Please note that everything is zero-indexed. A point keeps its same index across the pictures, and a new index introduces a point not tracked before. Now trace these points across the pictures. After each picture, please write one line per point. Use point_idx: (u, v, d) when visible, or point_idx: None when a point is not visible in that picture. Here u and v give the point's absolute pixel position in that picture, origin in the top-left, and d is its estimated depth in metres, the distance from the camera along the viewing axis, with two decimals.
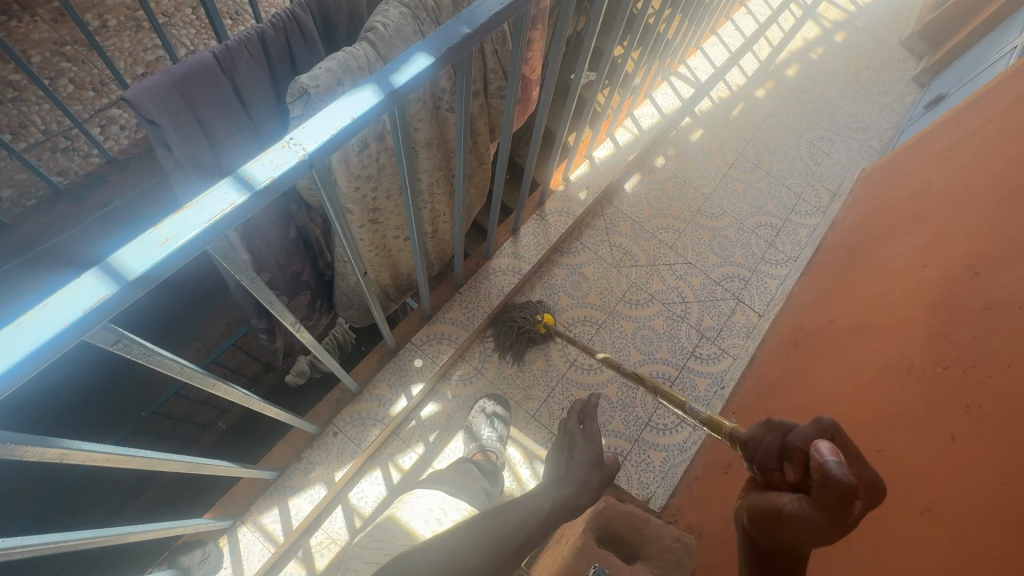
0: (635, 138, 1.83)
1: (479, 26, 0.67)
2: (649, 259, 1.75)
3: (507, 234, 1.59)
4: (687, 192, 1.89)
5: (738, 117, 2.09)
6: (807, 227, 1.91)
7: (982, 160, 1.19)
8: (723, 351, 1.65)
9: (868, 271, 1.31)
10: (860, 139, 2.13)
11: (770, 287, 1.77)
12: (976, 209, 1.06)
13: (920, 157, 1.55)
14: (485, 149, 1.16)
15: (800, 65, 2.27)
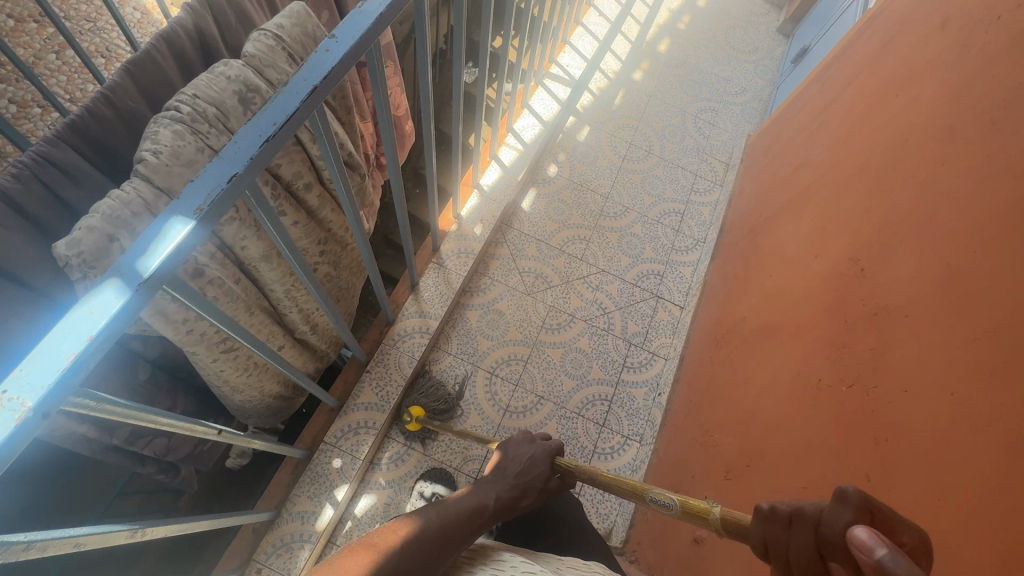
0: (521, 154, 1.73)
1: (284, 121, 0.56)
2: (563, 277, 1.69)
3: (406, 292, 1.48)
4: (586, 196, 1.83)
5: (621, 106, 2.04)
6: (708, 204, 1.90)
7: (849, 130, 1.19)
8: (653, 355, 1.63)
9: (769, 256, 1.30)
10: (740, 102, 2.14)
11: (685, 276, 1.76)
12: (852, 188, 1.05)
13: (797, 122, 1.55)
14: (343, 233, 1.03)
15: (670, 39, 2.25)
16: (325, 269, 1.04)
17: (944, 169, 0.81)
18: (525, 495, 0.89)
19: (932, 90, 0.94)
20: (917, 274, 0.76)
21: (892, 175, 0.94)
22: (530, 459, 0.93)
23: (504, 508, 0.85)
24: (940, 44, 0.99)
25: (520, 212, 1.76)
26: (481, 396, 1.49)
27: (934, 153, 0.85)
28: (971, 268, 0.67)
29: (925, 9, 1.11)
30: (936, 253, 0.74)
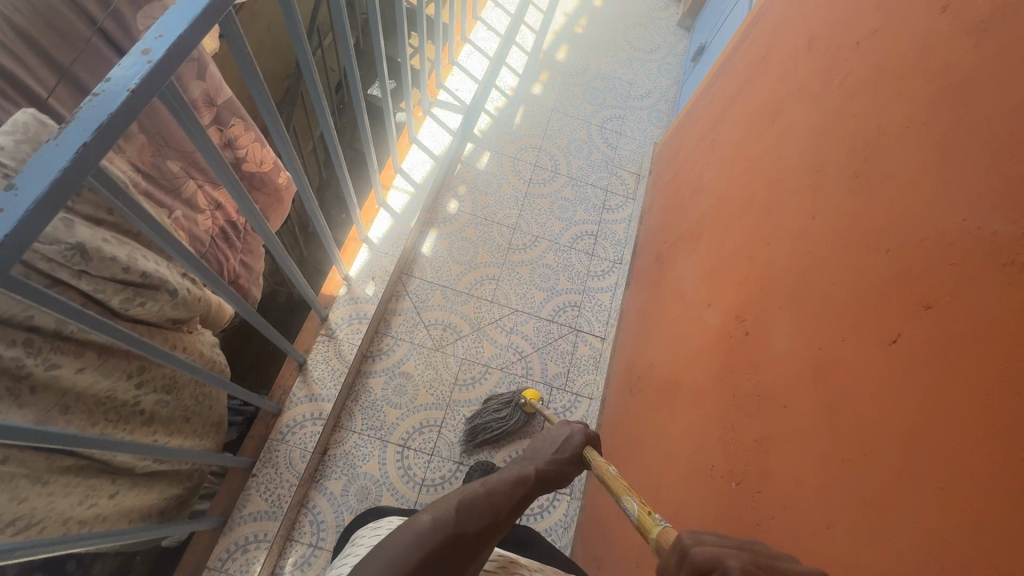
0: (412, 198, 1.58)
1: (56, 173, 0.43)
2: (473, 324, 1.57)
3: (293, 373, 1.32)
4: (492, 230, 1.71)
5: (522, 124, 1.91)
6: (622, 221, 1.81)
7: (735, 154, 1.11)
8: (577, 395, 1.54)
9: (672, 292, 1.21)
10: (646, 106, 2.05)
11: (603, 303, 1.67)
12: (739, 227, 0.97)
13: (693, 135, 1.47)
14: (168, 352, 0.87)
15: (568, 45, 2.13)
16: (154, 396, 0.88)
17: (815, 225, 0.72)
18: (567, 467, 0.79)
19: (802, 121, 0.86)
20: (795, 354, 0.67)
21: (771, 219, 0.86)
22: (566, 438, 0.82)
23: (545, 486, 0.74)
24: (808, 66, 0.91)
25: (420, 258, 1.62)
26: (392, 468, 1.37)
27: (806, 202, 0.76)
28: (841, 362, 0.59)
29: (795, 21, 1.03)
30: (810, 333, 0.65)
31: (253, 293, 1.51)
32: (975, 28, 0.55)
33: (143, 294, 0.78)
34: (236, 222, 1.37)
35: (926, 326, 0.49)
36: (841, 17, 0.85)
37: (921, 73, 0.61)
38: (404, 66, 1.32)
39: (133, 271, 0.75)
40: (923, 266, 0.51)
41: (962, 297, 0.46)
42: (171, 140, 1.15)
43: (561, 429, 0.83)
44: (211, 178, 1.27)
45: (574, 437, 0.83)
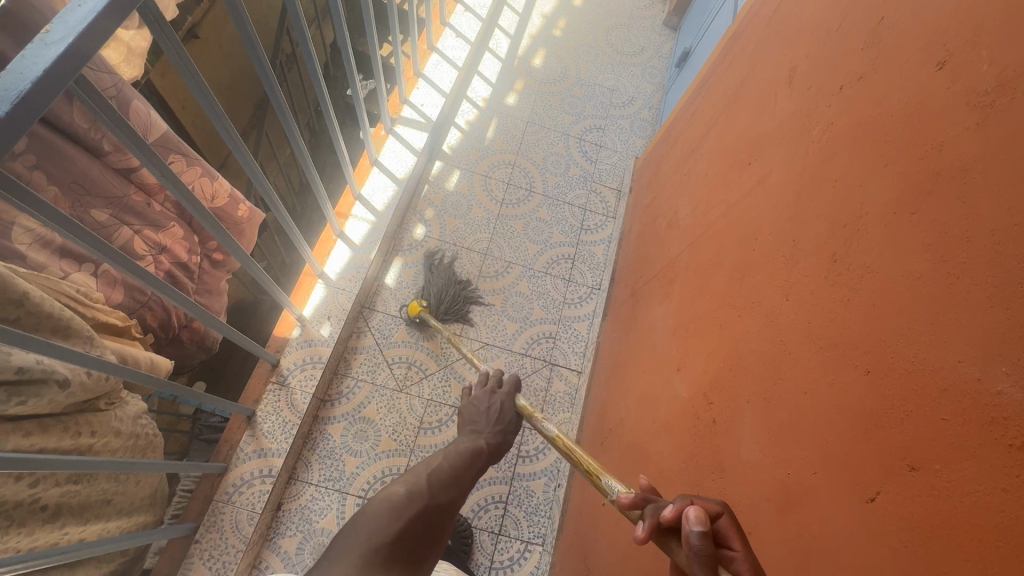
0: (372, 228, 1.47)
1: None
2: (440, 360, 1.47)
3: (241, 426, 1.23)
4: (461, 256, 1.60)
5: (495, 139, 1.79)
6: (601, 242, 1.69)
7: (712, 191, 1.00)
8: (552, 435, 1.44)
9: (645, 336, 1.11)
10: (629, 115, 1.93)
11: (580, 333, 1.56)
12: (711, 283, 0.87)
13: (673, 156, 1.35)
14: (70, 441, 0.78)
15: (545, 49, 2.00)
16: (57, 489, 0.79)
17: (788, 308, 0.62)
18: (507, 435, 0.99)
19: (780, 172, 0.75)
20: (763, 468, 0.58)
21: (743, 284, 0.75)
22: (500, 409, 1.02)
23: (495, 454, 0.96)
24: (788, 104, 0.80)
25: (384, 290, 1.52)
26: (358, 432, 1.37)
27: (779, 276, 0.66)
28: (812, 503, 0.49)
29: (775, 46, 0.92)
30: (779, 448, 0.56)
31: (214, 334, 1.39)
32: (978, 99, 0.44)
33: (23, 391, 0.69)
34: (188, 263, 1.20)
35: (911, 494, 0.40)
36: (824, 52, 0.74)
37: (911, 146, 0.50)
38: (374, 69, 1.32)
39: (5, 369, 0.66)
40: (908, 409, 0.42)
41: (956, 470, 0.37)
42: (94, 187, 1.04)
43: (492, 402, 1.02)
44: (153, 221, 1.14)
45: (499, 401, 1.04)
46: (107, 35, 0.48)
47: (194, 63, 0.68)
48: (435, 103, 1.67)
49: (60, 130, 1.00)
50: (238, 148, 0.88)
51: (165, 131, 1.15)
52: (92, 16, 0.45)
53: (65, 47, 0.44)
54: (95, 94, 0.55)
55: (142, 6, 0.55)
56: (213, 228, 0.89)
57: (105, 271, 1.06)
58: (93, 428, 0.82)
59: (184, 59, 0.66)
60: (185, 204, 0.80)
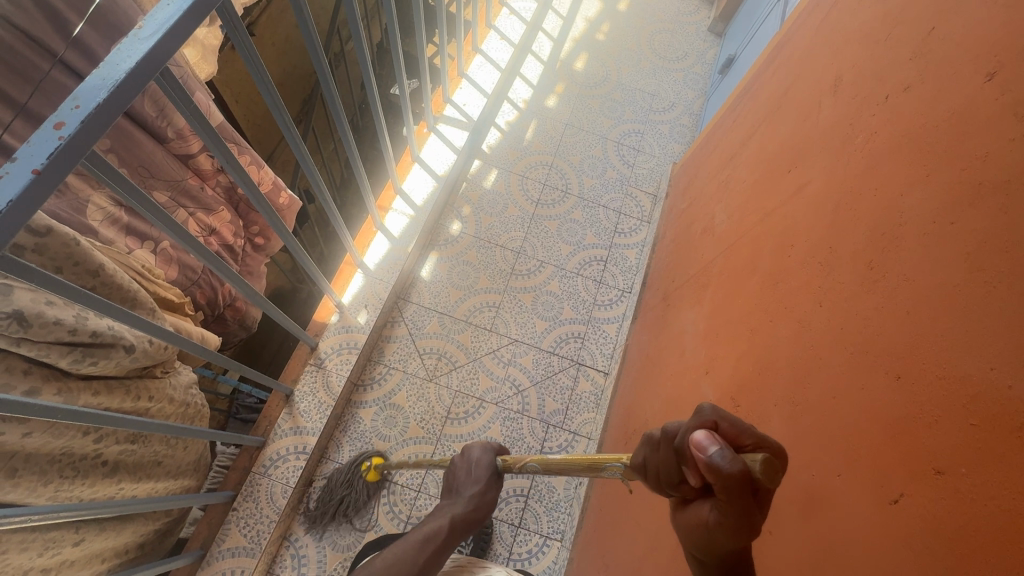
0: (411, 222, 1.52)
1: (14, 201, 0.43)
2: (469, 354, 1.50)
3: (279, 404, 1.30)
4: (495, 253, 1.63)
5: (534, 140, 1.82)
6: (634, 246, 1.70)
7: (750, 198, 1.00)
8: (576, 434, 1.46)
9: (675, 340, 1.12)
10: (668, 120, 1.92)
11: (609, 335, 1.57)
12: (744, 289, 0.87)
13: (711, 162, 1.35)
14: (131, 403, 0.85)
15: (588, 53, 2.01)
16: (117, 446, 0.85)
17: (822, 314, 0.62)
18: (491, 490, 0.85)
19: (821, 179, 0.75)
20: (787, 469, 0.58)
21: (777, 290, 0.75)
22: None
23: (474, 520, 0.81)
24: (832, 112, 0.80)
25: (418, 282, 1.57)
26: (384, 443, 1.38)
27: (814, 283, 0.66)
28: (834, 504, 0.49)
29: (822, 54, 0.91)
30: (805, 451, 0.56)
31: (254, 315, 1.47)
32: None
33: (95, 352, 0.75)
34: (233, 245, 1.28)
35: (935, 497, 0.40)
36: (872, 61, 0.73)
37: (954, 157, 0.51)
38: (422, 70, 1.37)
39: (81, 331, 0.71)
40: (936, 413, 0.42)
41: (981, 474, 0.37)
42: (156, 170, 1.12)
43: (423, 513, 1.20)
44: (205, 204, 1.22)
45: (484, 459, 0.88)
46: (191, 31, 0.53)
47: (259, 56, 0.73)
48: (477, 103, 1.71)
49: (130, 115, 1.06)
50: (293, 138, 0.94)
51: (222, 121, 1.22)
52: (179, 13, 0.50)
53: (156, 41, 0.49)
54: (174, 81, 0.61)
55: (221, 5, 0.61)
56: (267, 212, 0.95)
57: (163, 250, 1.14)
58: (151, 393, 0.89)
59: (251, 53, 0.72)
60: (244, 189, 0.86)
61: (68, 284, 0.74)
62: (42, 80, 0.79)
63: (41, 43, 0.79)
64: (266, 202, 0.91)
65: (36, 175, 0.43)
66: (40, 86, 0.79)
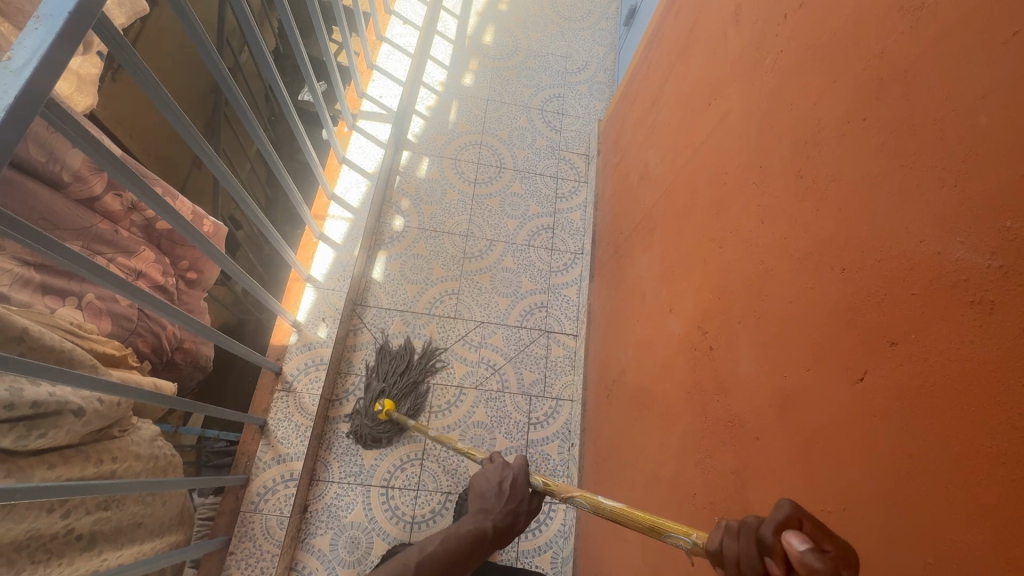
0: (351, 225, 1.47)
1: None
2: (440, 345, 1.49)
3: (255, 436, 1.25)
4: (444, 240, 1.62)
5: (458, 121, 1.79)
6: (577, 209, 1.73)
7: (678, 136, 1.03)
8: (559, 399, 1.49)
9: (634, 287, 1.15)
10: (585, 80, 1.95)
11: (571, 298, 1.60)
12: (690, 223, 0.90)
13: (634, 113, 1.38)
14: (94, 468, 0.79)
15: (494, 25, 1.99)
16: (89, 517, 0.80)
17: (765, 230, 0.66)
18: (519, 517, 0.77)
19: (740, 104, 0.79)
20: (760, 376, 0.63)
21: (720, 217, 0.79)
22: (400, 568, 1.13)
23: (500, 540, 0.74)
24: (738, 41, 0.84)
25: (372, 284, 1.53)
26: (375, 454, 1.36)
27: (753, 202, 0.70)
28: (808, 396, 0.54)
29: None
30: (772, 357, 0.60)
31: (206, 352, 1.39)
32: (908, 5, 0.48)
33: (41, 424, 0.69)
34: (165, 285, 1.19)
35: (891, 365, 0.44)
36: None
37: (855, 60, 0.54)
38: (332, 67, 1.32)
39: (20, 404, 0.65)
40: (882, 292, 0.46)
41: (927, 334, 0.41)
42: (60, 220, 1.02)
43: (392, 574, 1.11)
44: (124, 247, 1.12)
45: (520, 478, 0.80)
46: (67, 61, 0.48)
47: (152, 72, 0.68)
48: (393, 93, 1.66)
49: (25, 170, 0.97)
50: (211, 159, 0.88)
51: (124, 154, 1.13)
52: (47, 44, 0.46)
53: (33, 70, 0.45)
54: (63, 110, 0.55)
55: (97, 22, 0.56)
56: (201, 240, 0.89)
57: (89, 303, 1.05)
58: (113, 453, 0.83)
59: (143, 71, 0.66)
60: (171, 222, 0.81)
61: None
62: None
63: None
64: (197, 230, 0.86)
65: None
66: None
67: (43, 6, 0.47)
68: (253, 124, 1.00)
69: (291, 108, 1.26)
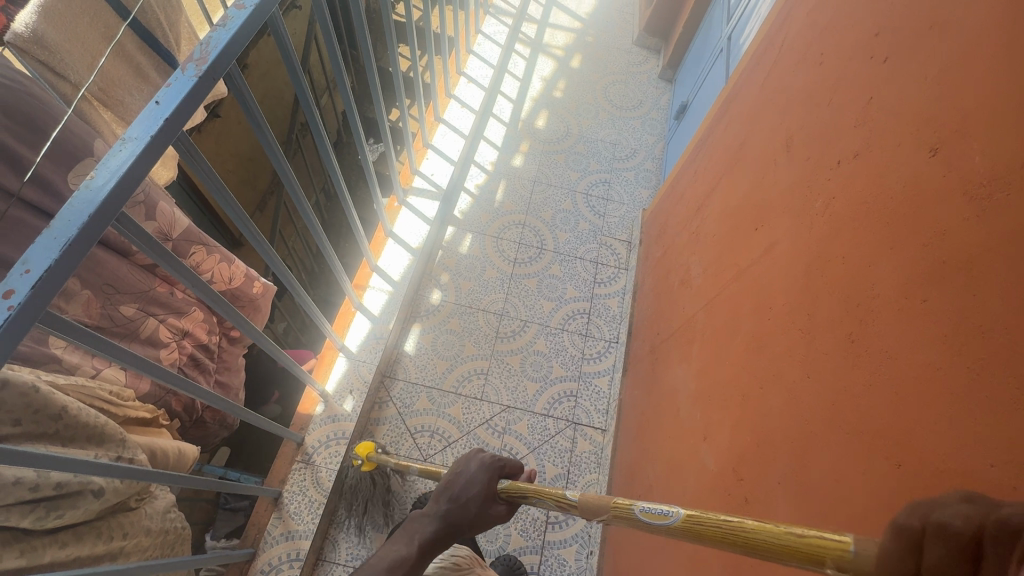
0: (390, 297, 1.51)
1: None
2: (462, 427, 1.46)
3: (268, 508, 1.24)
4: (478, 319, 1.62)
5: (504, 201, 1.84)
6: (614, 296, 1.70)
7: (722, 251, 1.00)
8: (581, 498, 1.41)
9: (667, 398, 1.10)
10: (632, 167, 1.98)
11: (601, 389, 1.56)
12: (730, 349, 0.86)
13: (678, 214, 1.38)
14: (103, 545, 0.78)
15: (547, 110, 2.08)
16: None
17: (811, 386, 0.62)
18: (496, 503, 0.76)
19: (787, 239, 0.77)
20: None
21: (764, 354, 0.74)
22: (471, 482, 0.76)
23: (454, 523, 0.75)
24: (788, 172, 0.82)
25: (403, 357, 1.54)
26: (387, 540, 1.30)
27: (800, 349, 0.66)
28: None
29: (769, 113, 0.95)
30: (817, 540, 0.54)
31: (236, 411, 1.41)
32: (973, 191, 0.46)
33: (60, 505, 0.71)
34: (209, 343, 1.31)
35: None
36: (818, 124, 0.76)
37: (914, 233, 0.52)
38: (390, 124, 1.42)
39: (44, 486, 0.68)
40: None
41: None
42: (123, 286, 1.15)
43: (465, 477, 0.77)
44: (176, 308, 1.25)
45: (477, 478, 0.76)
46: (117, 207, 0.58)
47: (204, 159, 0.74)
48: (444, 172, 1.76)
49: (15, 199, 0.82)
50: (248, 228, 0.92)
51: (188, 226, 1.26)
52: (104, 193, 0.56)
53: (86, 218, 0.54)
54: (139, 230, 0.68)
55: (176, 138, 0.67)
56: (220, 304, 0.98)
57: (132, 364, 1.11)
58: (124, 529, 0.83)
59: (196, 160, 0.73)
60: (197, 289, 0.90)
61: (30, 435, 0.70)
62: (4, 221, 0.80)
63: None
64: (218, 300, 0.95)
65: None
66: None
67: (96, 170, 0.57)
68: (307, 211, 1.05)
69: (365, 160, 1.37)
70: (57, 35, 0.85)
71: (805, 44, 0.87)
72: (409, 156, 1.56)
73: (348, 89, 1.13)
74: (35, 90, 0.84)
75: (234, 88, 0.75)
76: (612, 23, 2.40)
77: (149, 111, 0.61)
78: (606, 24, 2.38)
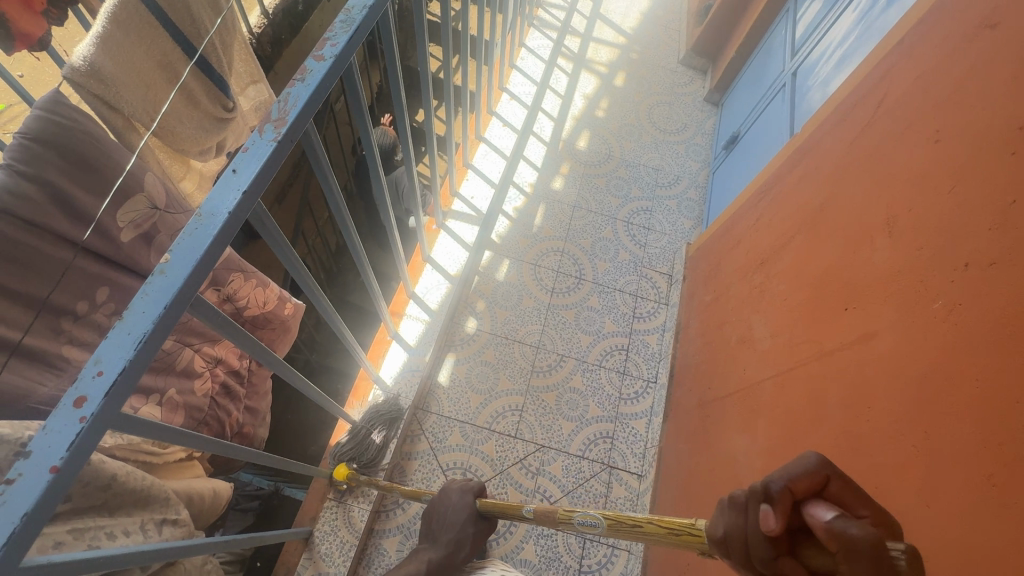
0: (427, 327, 1.48)
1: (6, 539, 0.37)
2: (495, 466, 1.42)
3: (298, 547, 1.21)
4: (514, 351, 1.57)
5: (543, 226, 1.78)
6: (654, 333, 1.65)
7: (798, 320, 0.95)
8: (615, 546, 1.36)
9: (722, 462, 1.06)
10: (675, 195, 1.91)
11: (639, 432, 1.51)
12: (810, 439, 0.80)
13: (734, 260, 1.32)
14: None
15: (589, 130, 2.01)
16: None
17: (931, 517, 0.57)
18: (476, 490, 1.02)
19: (890, 334, 0.71)
20: None
21: (860, 459, 0.69)
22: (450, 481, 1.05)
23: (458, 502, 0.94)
24: (888, 255, 0.77)
25: (437, 389, 1.49)
26: None
27: (914, 470, 0.61)
28: None
29: (860, 180, 0.89)
30: None
31: (261, 435, 1.36)
32: None
33: None
34: (240, 369, 1.28)
35: None
36: (933, 211, 0.70)
37: None
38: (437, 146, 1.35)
39: None
40: None
41: None
42: None
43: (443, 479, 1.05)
44: (211, 336, 1.22)
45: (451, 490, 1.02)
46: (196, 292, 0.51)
47: (277, 227, 0.65)
48: (484, 195, 1.74)
49: (79, 249, 0.81)
50: (309, 289, 0.84)
51: (228, 252, 1.21)
52: (184, 277, 0.48)
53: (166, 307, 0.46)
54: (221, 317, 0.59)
55: (254, 209, 0.58)
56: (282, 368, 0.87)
57: (168, 398, 1.07)
58: None
59: (268, 229, 0.64)
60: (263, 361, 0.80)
61: (80, 509, 0.66)
62: (63, 274, 0.79)
63: (45, 225, 0.75)
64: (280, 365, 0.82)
65: (53, 474, 0.40)
66: (44, 303, 0.77)
67: (173, 247, 0.49)
68: (364, 265, 0.97)
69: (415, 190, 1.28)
70: (113, 66, 0.79)
71: (913, 115, 0.80)
72: (451, 180, 1.50)
73: (406, 133, 1.05)
74: (88, 125, 0.80)
75: (306, 145, 0.68)
76: (657, 40, 2.32)
77: (228, 180, 0.53)
78: (651, 41, 2.31)
